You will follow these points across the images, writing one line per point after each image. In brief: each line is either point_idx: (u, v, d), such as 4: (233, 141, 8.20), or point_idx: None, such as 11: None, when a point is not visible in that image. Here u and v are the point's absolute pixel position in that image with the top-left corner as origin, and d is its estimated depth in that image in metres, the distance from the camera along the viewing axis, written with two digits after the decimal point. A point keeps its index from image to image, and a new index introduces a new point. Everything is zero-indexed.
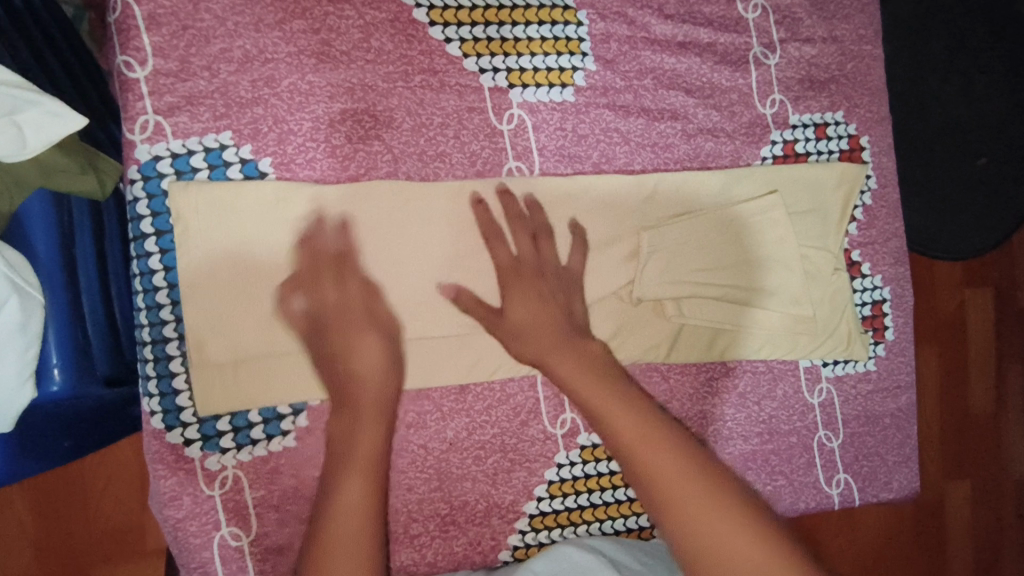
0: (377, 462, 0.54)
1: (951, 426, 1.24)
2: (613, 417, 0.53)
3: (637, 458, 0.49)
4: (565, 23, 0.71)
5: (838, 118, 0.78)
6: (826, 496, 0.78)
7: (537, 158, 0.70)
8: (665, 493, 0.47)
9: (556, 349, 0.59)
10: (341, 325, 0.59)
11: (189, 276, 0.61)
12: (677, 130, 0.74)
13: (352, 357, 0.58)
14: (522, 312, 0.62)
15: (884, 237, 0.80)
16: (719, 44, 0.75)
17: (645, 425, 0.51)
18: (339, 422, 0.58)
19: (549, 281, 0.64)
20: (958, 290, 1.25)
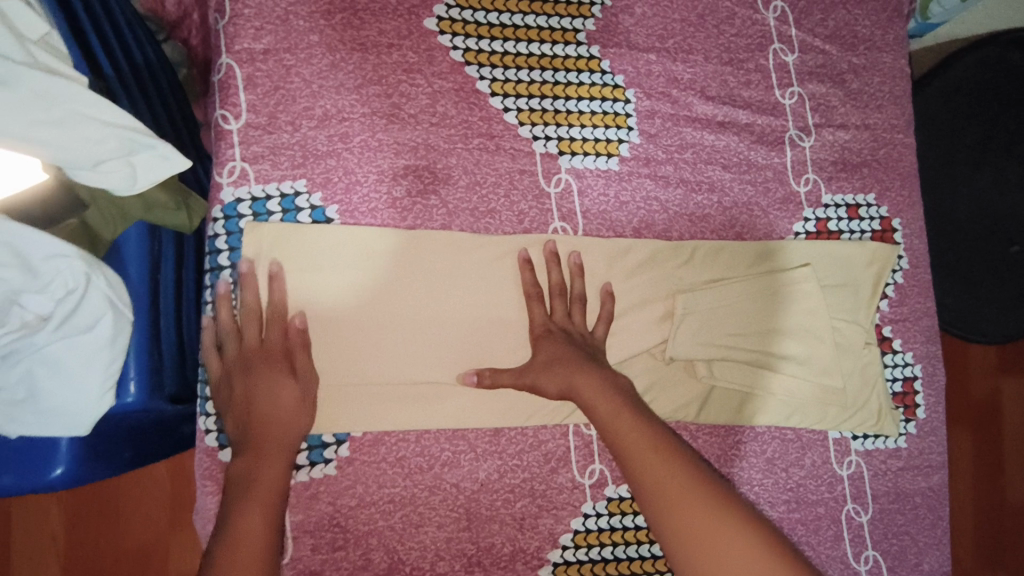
0: (274, 492, 0.58)
1: (991, 518, 1.20)
2: (633, 432, 0.58)
3: (640, 475, 0.55)
4: (614, 99, 0.77)
5: (869, 200, 0.82)
6: (853, 572, 0.77)
7: (580, 220, 0.75)
8: (665, 503, 0.52)
9: (592, 394, 0.63)
10: (260, 365, 0.63)
11: None
12: (713, 202, 0.79)
13: (264, 392, 0.62)
14: (545, 357, 0.67)
15: (916, 315, 0.81)
16: (756, 126, 0.80)
17: (673, 475, 0.54)
18: (243, 458, 0.60)
19: (574, 338, 0.69)
20: (994, 379, 1.23)
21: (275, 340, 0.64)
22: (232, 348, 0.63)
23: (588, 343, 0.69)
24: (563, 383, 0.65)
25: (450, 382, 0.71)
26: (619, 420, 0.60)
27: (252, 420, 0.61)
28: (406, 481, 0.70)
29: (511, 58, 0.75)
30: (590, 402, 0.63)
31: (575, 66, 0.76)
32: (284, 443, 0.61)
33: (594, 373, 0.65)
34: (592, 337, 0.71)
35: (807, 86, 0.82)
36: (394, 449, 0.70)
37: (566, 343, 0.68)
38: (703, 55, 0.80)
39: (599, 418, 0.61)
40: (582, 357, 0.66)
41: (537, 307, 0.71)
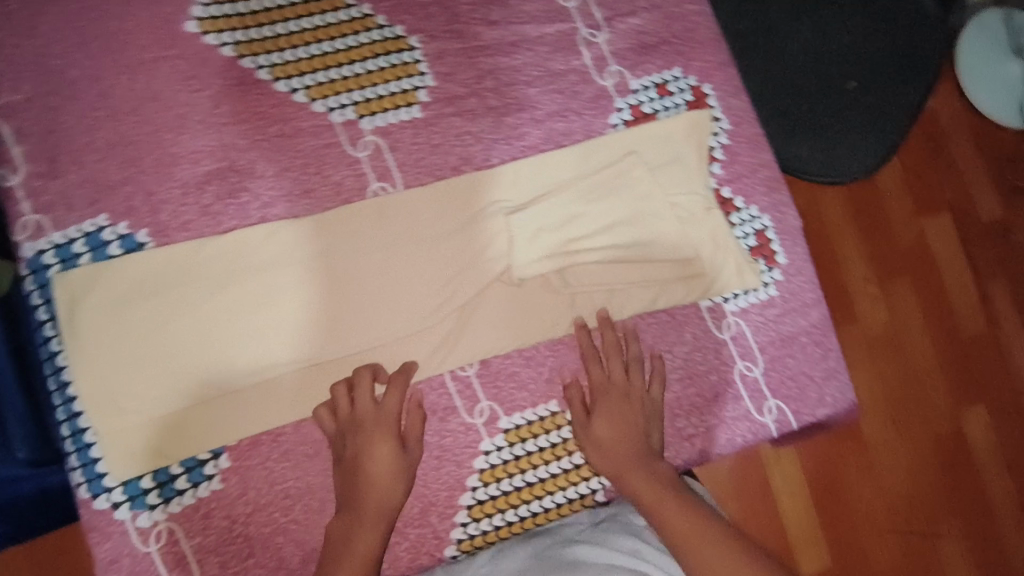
0: (369, 558, 0.64)
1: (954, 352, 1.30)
2: (652, 490, 0.69)
3: (665, 518, 0.66)
4: (399, 51, 0.77)
5: (675, 75, 0.83)
6: (761, 425, 0.79)
7: (398, 175, 0.76)
8: (670, 517, 0.66)
9: (635, 476, 0.70)
10: (374, 428, 0.68)
11: (89, 355, 0.66)
12: (526, 120, 0.79)
13: (369, 456, 0.67)
14: (609, 431, 0.72)
15: (750, 169, 0.83)
16: (548, 36, 0.81)
17: (707, 541, 0.63)
18: (338, 525, 0.66)
19: (637, 425, 0.73)
20: (916, 222, 1.33)
21: (393, 407, 0.69)
22: (345, 406, 0.69)
23: (649, 417, 0.74)
24: (620, 463, 0.71)
25: (309, 365, 0.71)
26: (631, 471, 0.70)
27: (359, 489, 0.67)
28: (296, 472, 0.70)
29: (285, 39, 0.74)
30: (625, 475, 0.70)
31: (351, 29, 0.76)
32: (375, 516, 0.66)
33: (648, 466, 0.71)
34: (657, 418, 0.74)
35: None
36: (276, 446, 0.70)
37: (627, 420, 0.73)
38: None
39: (609, 470, 0.72)
40: (640, 454, 0.71)
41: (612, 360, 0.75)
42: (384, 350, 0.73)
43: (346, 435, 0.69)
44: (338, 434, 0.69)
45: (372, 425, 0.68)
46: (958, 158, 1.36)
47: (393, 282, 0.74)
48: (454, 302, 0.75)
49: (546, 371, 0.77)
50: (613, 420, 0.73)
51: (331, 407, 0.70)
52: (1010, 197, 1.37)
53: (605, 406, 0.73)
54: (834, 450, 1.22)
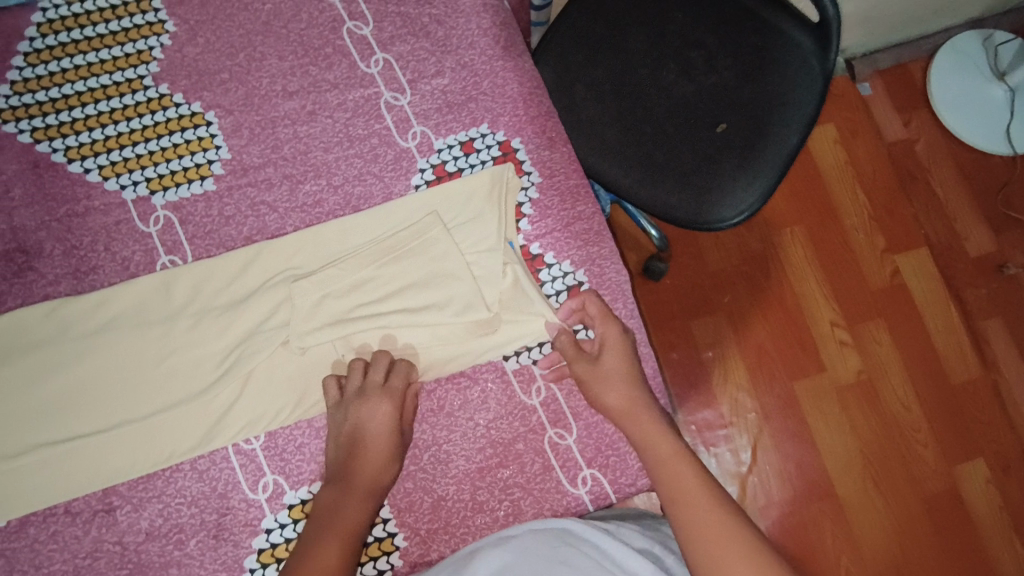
0: (350, 531, 0.63)
1: (941, 400, 1.37)
2: (657, 440, 0.67)
3: (672, 466, 0.65)
4: (195, 127, 0.79)
5: (483, 131, 0.82)
6: (573, 499, 0.74)
7: (188, 248, 0.76)
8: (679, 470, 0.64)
9: (639, 421, 0.68)
10: (385, 394, 0.69)
11: None
12: (323, 186, 0.79)
13: (370, 415, 0.68)
14: (619, 364, 0.71)
15: (563, 222, 0.80)
16: (348, 102, 0.81)
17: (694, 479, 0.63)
18: (327, 495, 0.65)
19: (637, 372, 0.72)
20: (887, 261, 1.43)
21: (399, 385, 0.70)
22: (356, 380, 0.71)
23: (643, 372, 0.73)
24: (627, 403, 0.69)
25: (82, 441, 0.70)
26: (637, 413, 0.69)
27: (354, 453, 0.67)
28: (64, 555, 0.68)
29: (82, 122, 0.77)
30: (636, 423, 0.68)
31: (148, 109, 0.79)
32: (365, 489, 0.66)
33: (652, 409, 0.69)
34: (642, 372, 0.74)
35: (391, 51, 0.83)
36: (44, 527, 0.68)
37: (632, 364, 0.72)
38: (277, 57, 0.82)
39: (613, 409, 0.70)
40: (641, 396, 0.70)
41: (609, 319, 0.73)
42: (159, 422, 0.71)
43: (352, 403, 0.69)
44: (346, 399, 0.70)
45: (391, 395, 0.69)
46: (908, 223, 1.45)
47: (172, 355, 0.73)
48: (234, 372, 0.73)
49: None
50: (626, 357, 0.72)
51: (340, 378, 0.72)
52: (999, 232, 1.46)
53: (608, 339, 0.72)
54: (806, 514, 1.31)
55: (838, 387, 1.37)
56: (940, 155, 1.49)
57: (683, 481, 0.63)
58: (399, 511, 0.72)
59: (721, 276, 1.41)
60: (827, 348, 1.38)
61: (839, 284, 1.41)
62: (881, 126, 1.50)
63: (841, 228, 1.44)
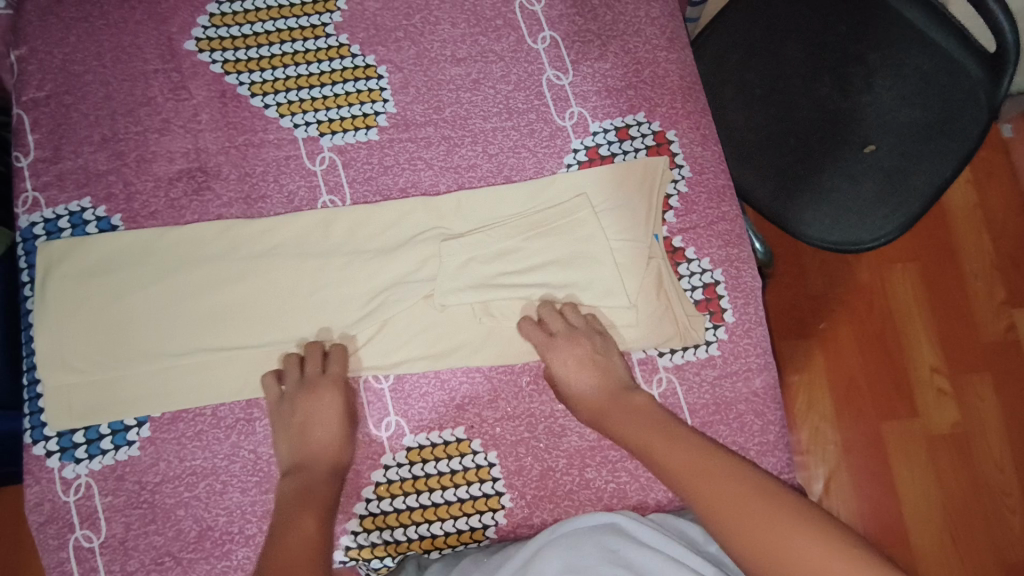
0: (324, 500, 0.67)
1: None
2: (631, 431, 0.67)
3: (659, 457, 0.64)
4: (367, 78, 0.83)
5: (639, 119, 0.82)
6: (678, 492, 0.75)
7: (348, 191, 0.80)
8: (659, 449, 0.64)
9: (614, 419, 0.69)
10: (308, 382, 0.73)
11: (46, 314, 0.75)
12: (478, 152, 0.82)
13: (300, 407, 0.72)
14: (579, 370, 0.73)
15: (706, 221, 0.80)
16: (512, 75, 0.83)
17: (711, 472, 0.61)
18: (289, 482, 0.68)
19: (603, 368, 0.73)
20: (1008, 314, 1.36)
21: (337, 371, 0.74)
22: (291, 377, 0.74)
23: (607, 351, 0.74)
24: (599, 409, 0.71)
25: (236, 354, 0.76)
26: (607, 420, 0.70)
27: (306, 434, 0.71)
28: (206, 453, 0.74)
29: (268, 61, 0.83)
30: (622, 431, 0.68)
31: (326, 56, 0.83)
32: (326, 466, 0.70)
33: (624, 401, 0.70)
34: (614, 348, 0.75)
35: (558, 29, 0.85)
36: (192, 425, 0.74)
37: (592, 361, 0.73)
38: (449, 23, 0.85)
39: (591, 421, 0.72)
40: (613, 390, 0.72)
41: (569, 314, 0.76)
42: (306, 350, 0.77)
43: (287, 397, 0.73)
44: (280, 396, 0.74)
45: (314, 383, 0.73)
46: None
47: (325, 291, 0.78)
48: (377, 316, 0.77)
49: (458, 397, 0.76)
50: (582, 363, 0.73)
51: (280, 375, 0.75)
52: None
53: (558, 352, 0.73)
54: None
55: (931, 436, 1.32)
56: None
57: (706, 472, 0.61)
58: (508, 473, 0.75)
59: (826, 301, 1.38)
60: (923, 393, 1.33)
61: (949, 331, 1.35)
62: (1021, 173, 1.42)
63: (962, 272, 1.37)
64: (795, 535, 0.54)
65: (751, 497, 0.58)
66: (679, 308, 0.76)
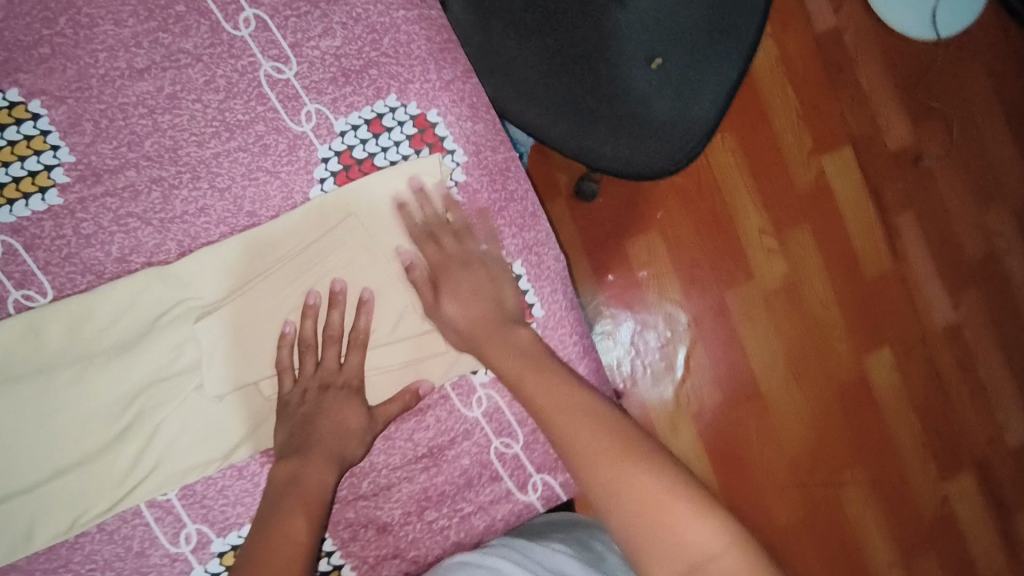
0: (320, 495, 0.60)
1: (855, 297, 1.31)
2: (508, 360, 0.63)
3: (557, 432, 0.56)
4: (17, 122, 0.62)
5: (392, 104, 0.68)
6: (526, 506, 0.71)
7: (42, 277, 0.62)
8: (546, 401, 0.58)
9: (493, 351, 0.64)
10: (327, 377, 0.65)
11: None
12: (204, 190, 0.65)
13: (309, 399, 0.64)
14: (458, 311, 0.65)
15: (495, 208, 0.70)
16: (218, 79, 0.65)
17: (587, 428, 0.55)
18: (281, 472, 0.61)
19: (491, 296, 0.66)
20: (818, 161, 1.29)
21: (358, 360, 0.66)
22: (309, 364, 0.65)
23: (497, 279, 0.67)
24: (478, 339, 0.65)
25: None
26: (484, 347, 0.64)
27: (308, 432, 0.63)
28: None
29: None
30: (498, 362, 0.63)
31: None
32: (332, 459, 0.62)
33: (506, 335, 0.64)
34: (506, 274, 0.68)
35: (263, 5, 0.66)
36: None
37: (480, 295, 0.65)
38: (113, 22, 0.64)
39: (464, 347, 0.67)
40: (489, 322, 0.65)
41: (444, 236, 0.67)
42: (55, 492, 0.62)
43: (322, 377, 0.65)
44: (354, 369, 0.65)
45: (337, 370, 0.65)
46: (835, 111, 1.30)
47: (57, 417, 0.62)
48: (140, 428, 0.64)
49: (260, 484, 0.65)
50: (465, 298, 0.65)
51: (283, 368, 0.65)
52: (918, 120, 1.32)
53: (449, 288, 0.65)
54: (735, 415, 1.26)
55: (766, 292, 1.28)
56: (870, 43, 1.31)
57: (563, 403, 0.57)
58: (343, 542, 0.68)
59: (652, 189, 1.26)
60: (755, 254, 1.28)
61: (768, 189, 1.28)
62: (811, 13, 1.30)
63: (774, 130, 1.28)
64: (636, 472, 0.51)
65: (607, 433, 0.54)
66: (507, 288, 0.67)
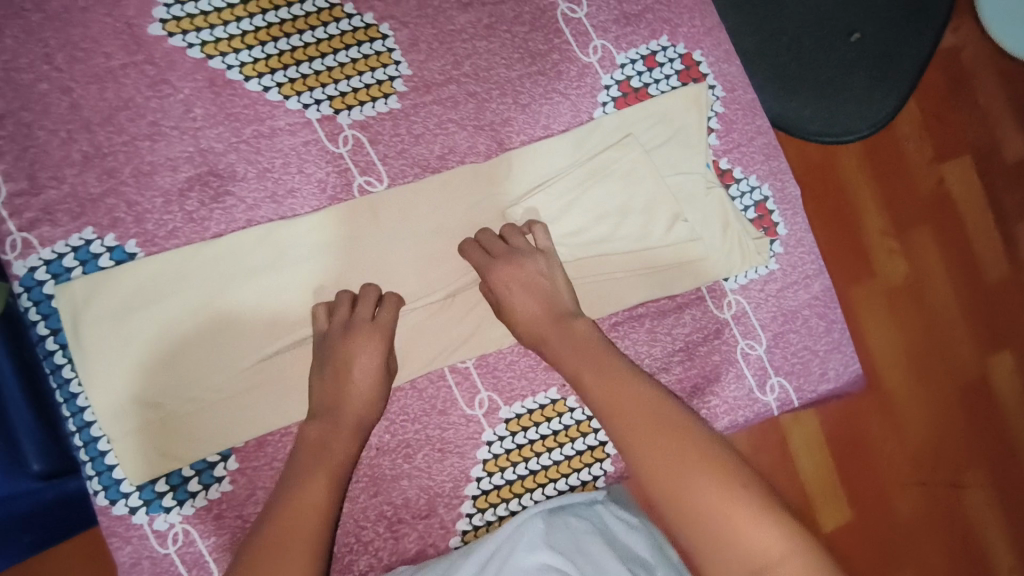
0: (323, 509, 0.58)
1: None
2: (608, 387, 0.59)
3: (600, 398, 0.58)
4: (370, 40, 0.75)
5: (663, 44, 0.80)
6: (764, 405, 0.79)
7: (382, 167, 0.74)
8: (617, 410, 0.57)
9: (556, 342, 0.65)
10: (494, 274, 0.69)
11: (97, 370, 0.66)
12: (509, 105, 0.77)
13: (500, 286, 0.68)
14: (521, 298, 0.68)
15: (747, 137, 0.80)
16: (525, 15, 0.78)
17: (650, 419, 0.55)
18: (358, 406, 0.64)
19: (545, 289, 0.68)
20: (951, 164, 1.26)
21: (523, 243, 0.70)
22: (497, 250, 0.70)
23: (553, 275, 0.69)
24: (540, 331, 0.67)
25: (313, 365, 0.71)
26: (550, 337, 0.65)
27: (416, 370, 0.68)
28: None
29: (254, 35, 0.72)
30: (559, 355, 0.64)
31: (317, 20, 0.74)
32: (352, 424, 0.64)
33: (566, 324, 0.66)
34: (557, 268, 0.70)
35: None
36: (282, 446, 0.71)
37: (534, 280, 0.68)
38: None
39: (530, 338, 0.68)
40: (555, 313, 0.67)
41: (513, 238, 0.71)
42: None
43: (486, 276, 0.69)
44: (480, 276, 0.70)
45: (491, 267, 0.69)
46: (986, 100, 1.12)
47: (392, 282, 0.73)
48: (451, 297, 0.74)
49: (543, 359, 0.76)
50: (521, 285, 0.68)
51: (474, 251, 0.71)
52: None
53: (506, 272, 0.68)
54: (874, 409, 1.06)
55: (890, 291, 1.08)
56: None
57: (628, 410, 0.56)
58: None
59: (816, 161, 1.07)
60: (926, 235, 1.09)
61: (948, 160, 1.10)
62: None
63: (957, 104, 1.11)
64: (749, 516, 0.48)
65: (680, 450, 0.52)
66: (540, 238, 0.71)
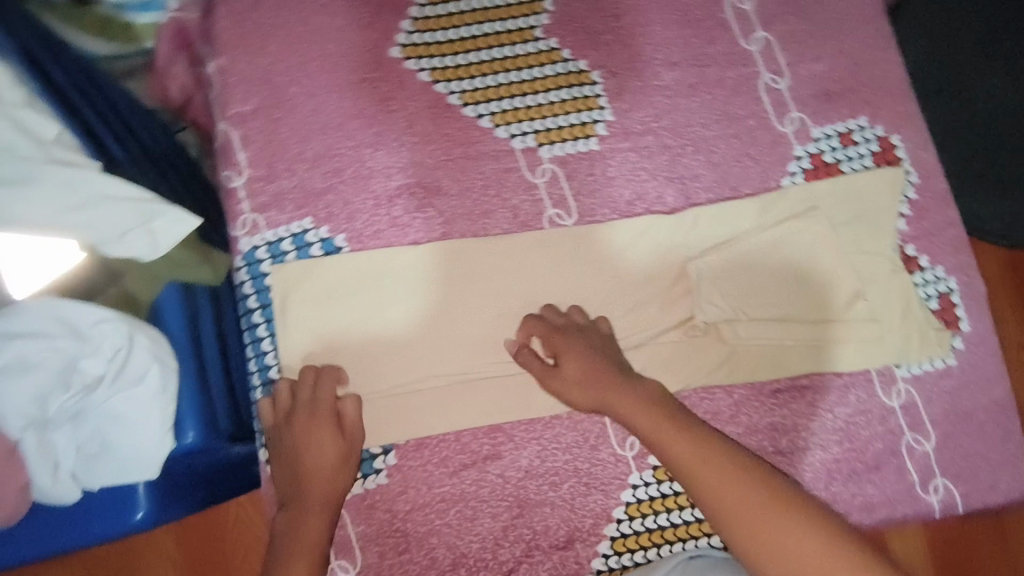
0: (316, 545, 0.65)
1: None
2: (685, 453, 0.62)
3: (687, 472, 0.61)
4: (580, 85, 0.79)
5: (862, 124, 0.81)
6: (923, 504, 0.75)
7: (573, 203, 0.78)
8: (705, 486, 0.60)
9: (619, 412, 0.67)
10: (561, 342, 0.72)
11: (295, 348, 0.73)
12: (701, 161, 0.79)
13: (564, 357, 0.71)
14: (577, 367, 0.70)
15: (938, 227, 0.79)
16: (728, 79, 0.81)
17: (741, 498, 0.58)
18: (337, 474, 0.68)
19: (601, 362, 0.70)
20: None
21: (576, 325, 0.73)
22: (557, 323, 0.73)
23: (609, 353, 0.71)
24: (595, 399, 0.69)
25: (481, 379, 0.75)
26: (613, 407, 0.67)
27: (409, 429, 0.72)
28: (453, 479, 0.73)
29: (477, 67, 0.79)
30: (633, 420, 0.66)
31: (536, 62, 0.79)
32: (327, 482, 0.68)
33: (626, 391, 0.68)
34: (610, 346, 0.72)
35: (772, 29, 0.82)
36: (437, 451, 0.74)
37: (589, 355, 0.70)
38: (660, 24, 0.82)
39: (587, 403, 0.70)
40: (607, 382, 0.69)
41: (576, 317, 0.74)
42: None
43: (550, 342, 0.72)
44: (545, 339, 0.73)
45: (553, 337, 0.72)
46: None
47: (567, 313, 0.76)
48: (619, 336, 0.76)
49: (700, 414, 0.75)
50: (584, 358, 0.70)
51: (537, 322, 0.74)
52: None
53: (560, 346, 0.71)
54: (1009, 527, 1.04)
55: None
56: None
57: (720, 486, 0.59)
58: None
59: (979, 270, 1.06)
60: None
61: None
62: None
63: None
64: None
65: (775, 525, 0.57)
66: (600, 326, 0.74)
